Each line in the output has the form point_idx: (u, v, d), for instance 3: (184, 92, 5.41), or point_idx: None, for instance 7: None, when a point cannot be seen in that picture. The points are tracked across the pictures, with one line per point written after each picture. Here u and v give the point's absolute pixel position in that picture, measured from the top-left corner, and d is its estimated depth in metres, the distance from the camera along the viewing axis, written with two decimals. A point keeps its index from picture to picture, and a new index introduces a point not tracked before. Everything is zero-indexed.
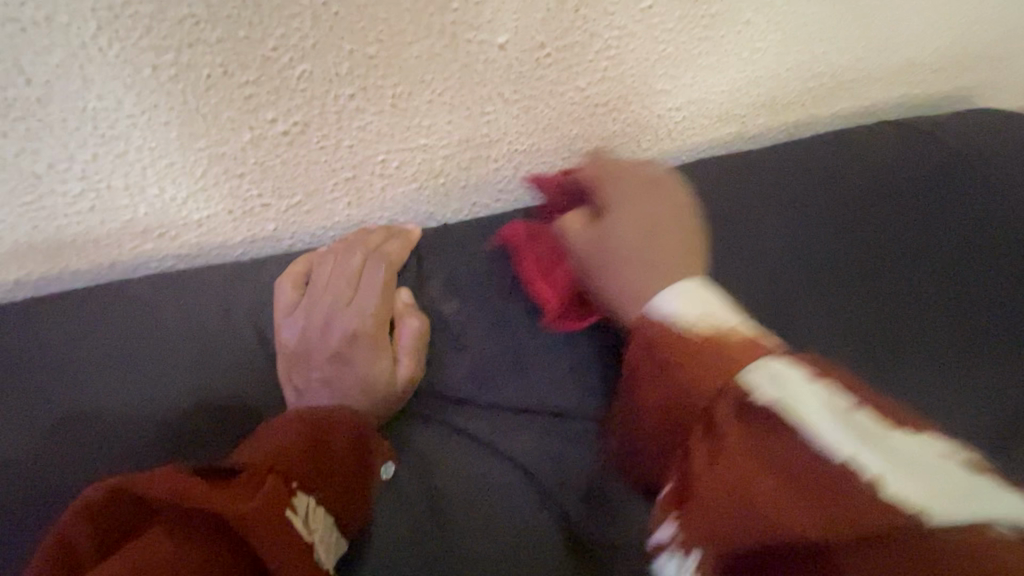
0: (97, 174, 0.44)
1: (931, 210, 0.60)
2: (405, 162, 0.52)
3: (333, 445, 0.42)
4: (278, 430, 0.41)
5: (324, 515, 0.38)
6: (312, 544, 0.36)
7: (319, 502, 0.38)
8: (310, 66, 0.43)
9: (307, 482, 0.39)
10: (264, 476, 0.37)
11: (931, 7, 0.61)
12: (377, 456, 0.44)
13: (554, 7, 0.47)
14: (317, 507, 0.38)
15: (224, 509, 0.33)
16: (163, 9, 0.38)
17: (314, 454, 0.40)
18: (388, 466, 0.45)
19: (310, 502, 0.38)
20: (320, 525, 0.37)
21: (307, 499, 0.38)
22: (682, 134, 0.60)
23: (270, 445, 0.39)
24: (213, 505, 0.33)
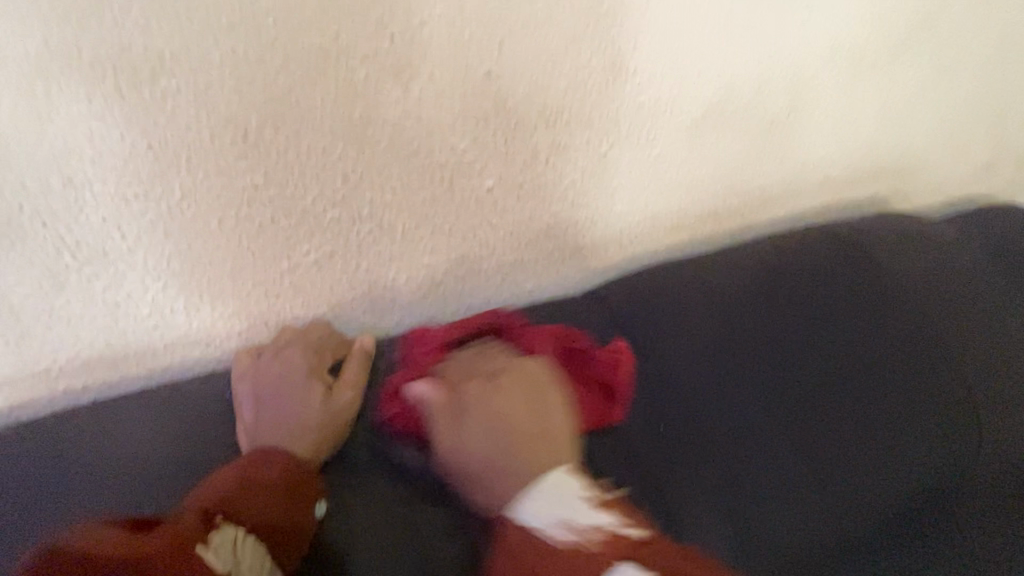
0: (162, 300, 0.54)
1: (860, 301, 0.70)
2: (411, 277, 0.63)
3: (261, 483, 0.48)
4: (206, 485, 0.48)
5: (253, 548, 0.45)
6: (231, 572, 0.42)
7: (245, 535, 0.45)
8: (339, 211, 0.55)
9: (230, 520, 0.45)
10: (188, 517, 0.44)
11: (837, 137, 0.75)
12: (313, 495, 0.50)
13: (529, 157, 0.60)
14: (242, 540, 0.44)
15: (135, 549, 0.38)
16: (230, 180, 0.50)
17: (242, 494, 0.47)
18: (325, 504, 0.51)
19: (238, 535, 0.44)
20: (248, 554, 0.44)
21: (231, 532, 0.44)
22: (641, 242, 0.72)
23: (197, 497, 0.46)
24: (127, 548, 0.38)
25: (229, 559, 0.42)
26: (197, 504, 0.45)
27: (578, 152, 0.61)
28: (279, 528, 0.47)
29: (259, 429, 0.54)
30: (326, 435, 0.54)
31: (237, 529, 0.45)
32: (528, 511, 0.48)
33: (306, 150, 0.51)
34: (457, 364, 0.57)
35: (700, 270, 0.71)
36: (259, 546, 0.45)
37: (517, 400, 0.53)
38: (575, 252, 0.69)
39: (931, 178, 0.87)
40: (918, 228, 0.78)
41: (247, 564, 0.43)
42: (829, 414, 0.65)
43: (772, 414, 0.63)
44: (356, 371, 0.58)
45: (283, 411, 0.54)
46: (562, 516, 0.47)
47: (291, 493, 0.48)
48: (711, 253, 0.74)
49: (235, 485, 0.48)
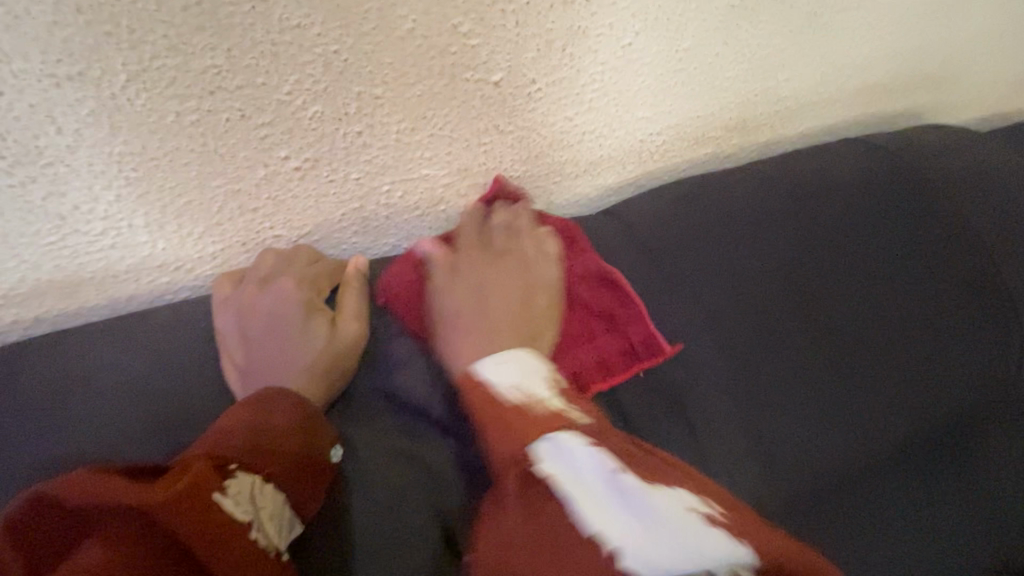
0: (118, 213, 0.46)
1: (896, 217, 0.64)
2: (407, 192, 0.55)
3: (275, 424, 0.43)
4: (218, 422, 0.42)
5: (272, 494, 0.40)
6: (252, 522, 0.36)
7: (265, 481, 0.40)
8: (322, 107, 0.47)
9: (247, 464, 0.40)
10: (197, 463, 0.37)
11: (880, 34, 0.67)
12: (326, 438, 0.45)
13: (543, 47, 0.51)
14: (263, 487, 0.39)
15: (138, 500, 0.33)
16: (188, 62, 0.41)
17: (258, 437, 0.42)
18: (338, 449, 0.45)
19: (256, 482, 0.39)
20: (269, 501, 0.39)
21: (251, 478, 0.39)
22: (662, 155, 0.65)
23: (210, 435, 0.41)
24: (128, 501, 0.33)
25: (250, 508, 0.37)
26: (210, 443, 0.40)
27: (598, 42, 0.53)
28: (295, 478, 0.42)
29: (249, 366, 0.48)
30: (327, 374, 0.48)
31: (252, 475, 0.39)
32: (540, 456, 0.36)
33: (278, 25, 0.42)
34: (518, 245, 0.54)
35: (726, 187, 0.64)
36: (279, 493, 0.40)
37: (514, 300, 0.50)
38: (590, 166, 0.62)
39: (971, 88, 0.79)
40: (956, 142, 0.72)
41: (269, 512, 0.38)
42: (860, 333, 0.61)
43: (803, 337, 0.59)
44: (356, 302, 0.51)
45: (280, 351, 0.48)
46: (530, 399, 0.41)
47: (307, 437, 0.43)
48: (737, 168, 0.67)
49: (245, 429, 0.41)
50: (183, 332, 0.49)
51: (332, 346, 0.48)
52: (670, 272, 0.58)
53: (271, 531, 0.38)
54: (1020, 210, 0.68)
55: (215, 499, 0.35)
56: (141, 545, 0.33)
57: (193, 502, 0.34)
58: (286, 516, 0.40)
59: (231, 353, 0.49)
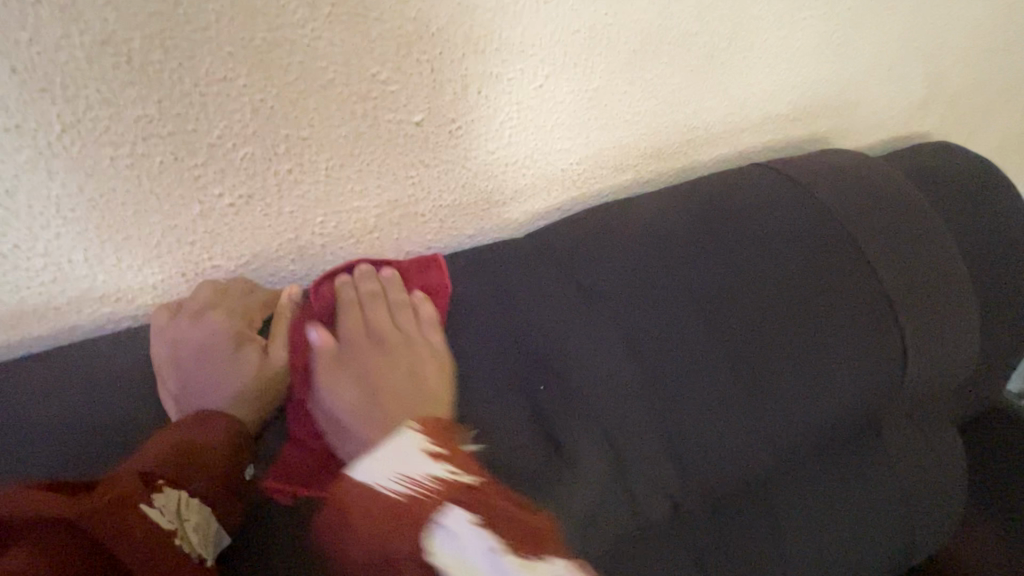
0: (58, 250, 0.49)
1: (795, 234, 0.71)
2: (340, 223, 0.59)
3: (210, 444, 0.46)
4: (154, 441, 0.45)
5: (198, 508, 0.42)
6: (175, 531, 0.39)
7: (193, 496, 0.43)
8: (252, 149, 0.51)
9: (178, 479, 0.43)
10: (125, 478, 0.39)
11: (778, 69, 0.74)
12: None
13: (460, 90, 0.56)
14: (191, 501, 0.42)
15: (66, 508, 0.36)
16: (119, 112, 0.45)
17: (191, 455, 0.45)
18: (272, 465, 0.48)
19: (181, 496, 0.42)
20: (193, 515, 0.42)
21: (179, 494, 0.42)
22: (584, 182, 0.70)
23: (146, 453, 0.44)
24: (57, 508, 0.36)
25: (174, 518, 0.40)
26: (144, 460, 0.43)
27: (512, 84, 0.58)
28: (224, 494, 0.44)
29: (184, 393, 0.50)
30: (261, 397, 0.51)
31: (178, 491, 0.42)
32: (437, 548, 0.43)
33: (205, 78, 0.46)
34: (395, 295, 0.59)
35: (644, 211, 0.70)
36: (204, 507, 0.43)
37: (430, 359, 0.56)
38: (516, 193, 0.67)
39: (872, 113, 0.87)
40: (853, 165, 0.79)
41: (194, 525, 0.41)
42: (761, 352, 0.65)
43: (706, 353, 0.64)
44: (289, 327, 0.55)
45: (214, 376, 0.51)
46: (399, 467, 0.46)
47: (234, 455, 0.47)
48: (655, 192, 0.73)
49: (177, 449, 0.44)
50: (122, 359, 0.52)
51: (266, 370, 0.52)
52: (589, 291, 0.63)
53: (195, 543, 0.41)
54: (909, 226, 0.75)
55: (141, 508, 0.38)
56: (63, 553, 0.35)
57: (115, 513, 0.37)
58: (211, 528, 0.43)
59: (166, 379, 0.51)
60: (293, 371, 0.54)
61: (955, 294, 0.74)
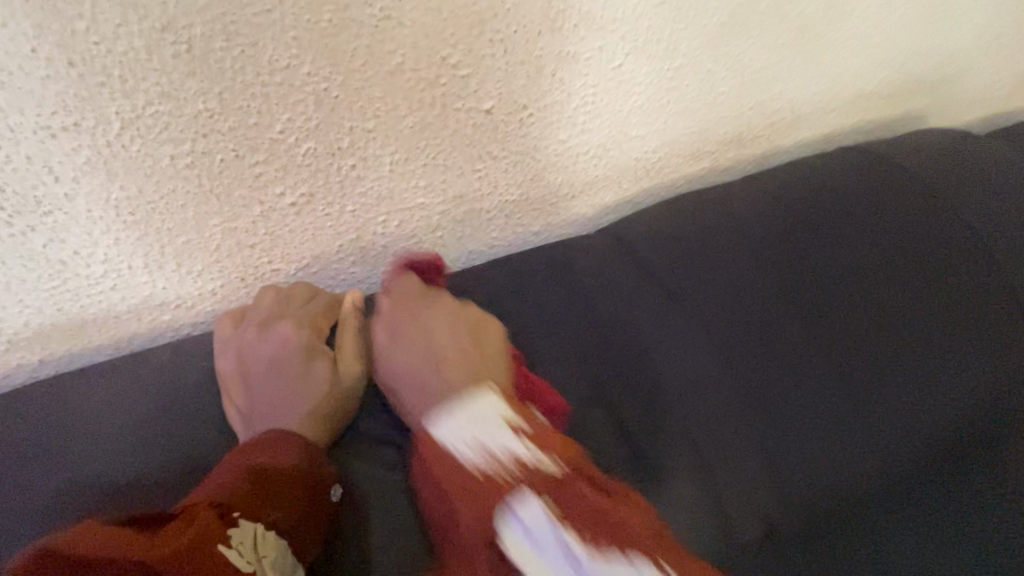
0: (118, 256, 0.47)
1: (897, 225, 0.63)
2: (404, 221, 0.55)
3: (279, 470, 0.43)
4: (223, 466, 0.42)
5: (275, 541, 0.39)
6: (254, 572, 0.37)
7: (268, 527, 0.40)
8: (315, 143, 0.47)
9: (251, 510, 0.40)
10: (199, 516, 0.37)
11: (876, 41, 0.67)
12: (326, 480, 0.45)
13: (533, 73, 0.51)
14: (266, 534, 0.39)
15: (144, 553, 0.34)
16: (180, 107, 0.42)
17: (259, 483, 0.42)
18: (338, 489, 0.45)
19: (256, 530, 0.39)
20: (270, 550, 0.39)
21: (254, 526, 0.39)
22: (658, 173, 0.64)
23: (215, 481, 0.41)
24: (134, 552, 0.33)
25: (251, 560, 0.37)
26: (214, 490, 0.40)
27: (589, 65, 0.53)
28: (297, 523, 0.42)
29: (249, 408, 0.47)
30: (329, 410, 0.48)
31: (253, 523, 0.39)
32: (505, 531, 0.39)
33: (268, 66, 0.42)
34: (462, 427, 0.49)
35: (723, 202, 0.64)
36: (281, 540, 0.40)
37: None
38: (586, 186, 0.61)
39: (973, 87, 0.78)
40: (957, 146, 0.71)
41: (271, 560, 0.38)
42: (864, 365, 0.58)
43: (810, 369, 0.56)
44: (351, 336, 0.52)
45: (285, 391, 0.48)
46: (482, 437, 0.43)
47: (316, 472, 0.44)
48: (735, 181, 0.66)
49: (246, 477, 0.42)
50: (184, 369, 0.49)
51: (333, 382, 0.48)
52: (673, 292, 0.57)
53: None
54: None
55: (218, 552, 0.36)
56: None
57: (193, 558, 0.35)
58: (287, 562, 0.39)
59: (230, 395, 0.48)
60: (363, 387, 0.51)
61: None
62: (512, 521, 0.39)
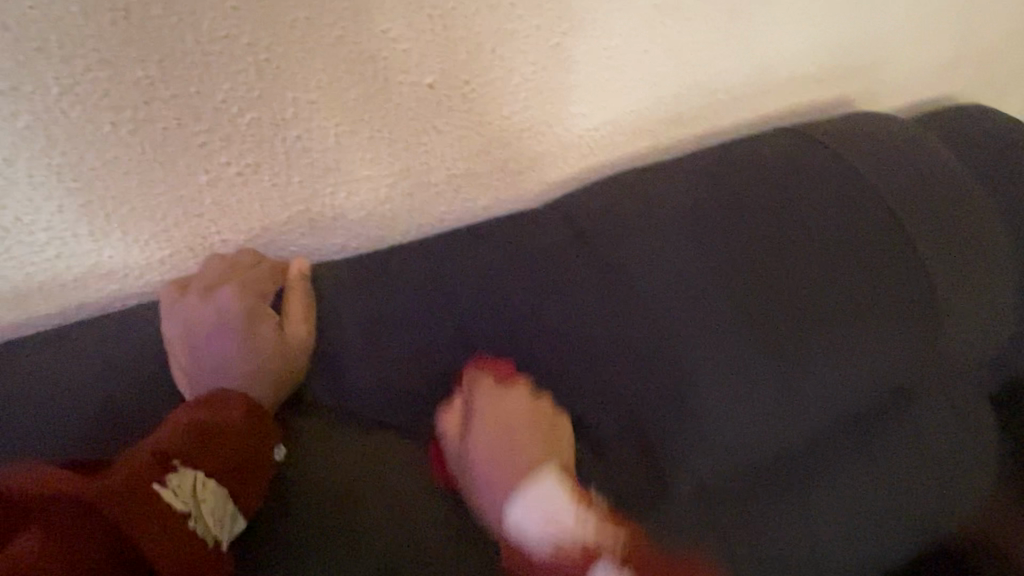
0: (62, 224, 0.47)
1: (823, 201, 0.68)
2: (352, 192, 0.57)
3: (222, 424, 0.44)
4: (171, 418, 0.44)
5: (216, 488, 0.41)
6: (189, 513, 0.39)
7: (208, 476, 0.42)
8: (258, 113, 0.48)
9: (192, 459, 0.42)
10: (139, 460, 0.40)
11: (804, 27, 0.71)
12: (271, 436, 0.46)
13: (473, 48, 0.54)
14: (206, 482, 0.41)
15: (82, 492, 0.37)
16: (119, 74, 0.43)
17: (202, 435, 0.43)
18: (283, 447, 0.47)
19: (197, 478, 0.41)
20: (210, 496, 0.41)
21: (194, 473, 0.41)
22: (601, 150, 0.67)
23: (160, 432, 0.43)
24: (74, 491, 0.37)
25: (190, 502, 0.39)
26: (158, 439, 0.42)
27: (528, 42, 0.56)
28: (239, 475, 0.43)
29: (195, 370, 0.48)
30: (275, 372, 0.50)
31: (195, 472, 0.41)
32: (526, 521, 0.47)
33: (207, 35, 0.44)
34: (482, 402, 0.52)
35: (662, 178, 0.67)
36: (222, 488, 0.42)
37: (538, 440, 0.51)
38: (531, 162, 0.64)
39: (899, 74, 0.83)
40: (881, 128, 0.76)
41: (209, 506, 0.40)
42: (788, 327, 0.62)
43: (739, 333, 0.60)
44: (298, 303, 0.53)
45: (232, 353, 0.49)
46: (547, 513, 0.47)
47: (262, 429, 0.46)
48: (675, 159, 0.70)
49: (190, 429, 0.43)
50: (132, 336, 0.50)
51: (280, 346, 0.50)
52: (611, 262, 0.61)
53: (210, 524, 0.40)
54: (941, 191, 0.72)
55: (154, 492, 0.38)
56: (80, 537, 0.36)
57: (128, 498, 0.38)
58: (227, 508, 0.41)
59: (175, 360, 0.49)
60: (308, 351, 0.52)
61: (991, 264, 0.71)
62: (529, 499, 0.47)
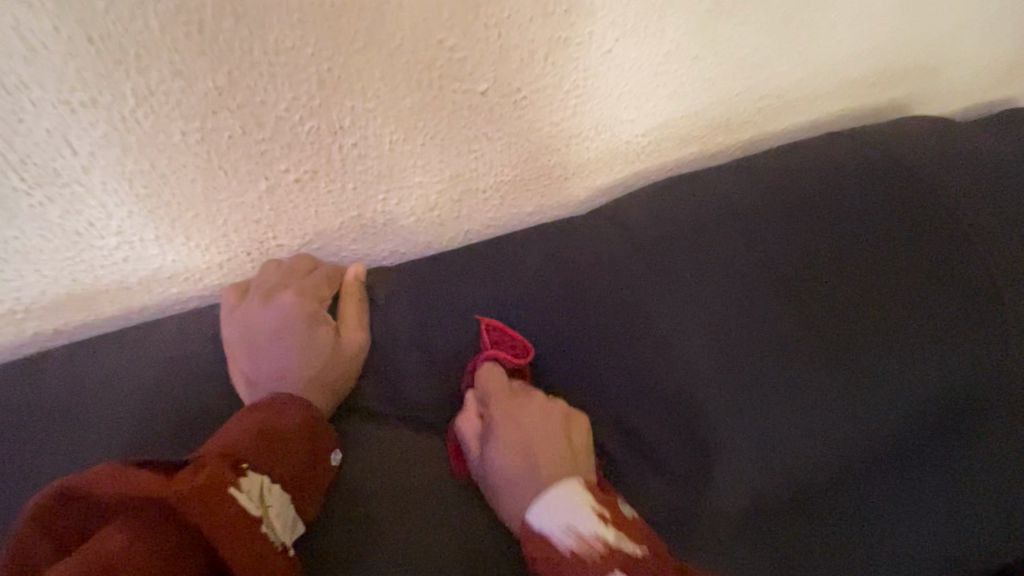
0: (130, 229, 0.49)
1: (883, 209, 0.65)
2: (402, 199, 0.57)
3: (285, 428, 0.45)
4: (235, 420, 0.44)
5: (280, 494, 0.42)
6: (261, 519, 0.39)
7: (274, 481, 0.42)
8: (318, 122, 0.49)
9: (259, 463, 0.42)
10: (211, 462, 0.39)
11: (859, 29, 0.69)
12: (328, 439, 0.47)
13: (526, 56, 0.53)
14: (272, 487, 0.42)
15: (160, 493, 0.37)
16: (191, 85, 0.44)
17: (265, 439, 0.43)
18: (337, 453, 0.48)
19: (264, 482, 0.41)
20: (276, 501, 0.41)
21: (260, 478, 0.41)
22: (648, 156, 0.67)
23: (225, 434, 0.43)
24: (153, 491, 0.37)
25: (259, 506, 0.40)
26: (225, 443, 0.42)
27: (580, 49, 0.55)
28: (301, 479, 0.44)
29: (255, 375, 0.50)
30: (331, 376, 0.50)
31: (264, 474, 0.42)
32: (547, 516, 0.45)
33: (274, 47, 0.45)
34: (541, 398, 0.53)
35: (710, 184, 0.66)
36: (287, 493, 0.42)
37: (557, 443, 0.49)
38: (578, 168, 0.64)
39: (958, 77, 0.80)
40: (939, 132, 0.73)
41: (276, 511, 0.41)
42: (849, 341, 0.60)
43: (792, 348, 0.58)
44: (351, 310, 0.54)
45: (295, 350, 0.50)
46: (573, 523, 0.44)
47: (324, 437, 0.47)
48: (723, 165, 0.69)
49: (254, 434, 0.43)
50: (193, 338, 0.52)
51: (334, 351, 0.51)
52: (662, 271, 0.59)
53: (277, 530, 0.40)
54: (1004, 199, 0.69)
55: (229, 495, 0.38)
56: (160, 536, 0.37)
57: (204, 500, 0.37)
58: (291, 515, 0.42)
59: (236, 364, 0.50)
60: (362, 358, 0.53)
61: None
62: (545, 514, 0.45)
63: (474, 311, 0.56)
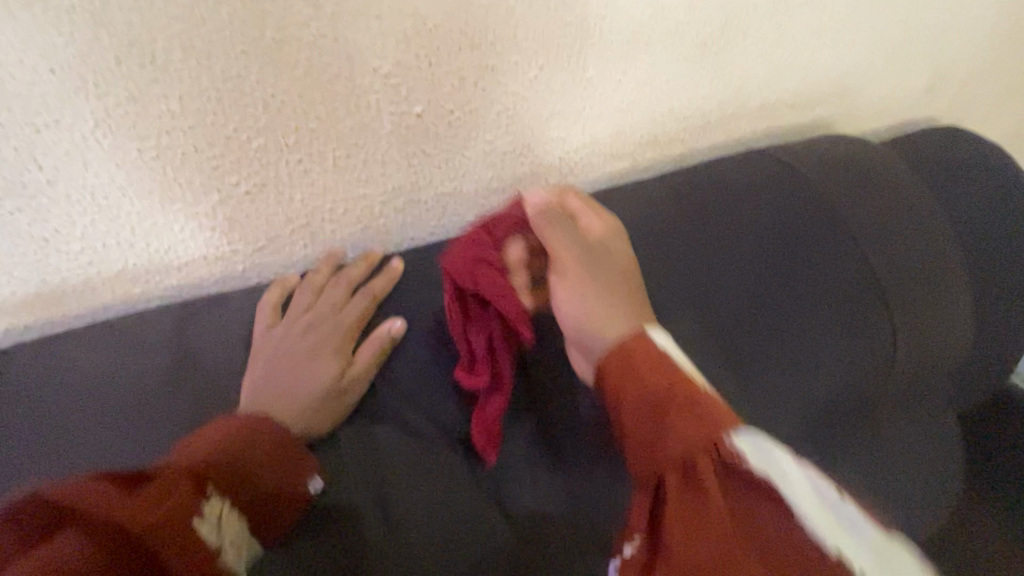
0: (93, 235, 0.54)
1: (794, 222, 0.71)
2: (348, 209, 0.63)
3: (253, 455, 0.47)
4: (210, 434, 0.46)
5: (235, 524, 0.43)
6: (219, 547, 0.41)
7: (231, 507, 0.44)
8: (264, 140, 0.55)
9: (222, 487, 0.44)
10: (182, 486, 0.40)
11: (775, 56, 0.75)
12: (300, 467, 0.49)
13: (457, 81, 0.59)
14: (229, 517, 0.43)
15: (132, 512, 0.36)
16: (145, 108, 0.49)
17: (233, 463, 0.45)
18: (315, 483, 0.50)
19: (224, 510, 0.43)
20: (229, 531, 0.43)
21: (220, 505, 0.43)
22: (581, 170, 0.73)
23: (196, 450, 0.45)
24: (122, 509, 0.36)
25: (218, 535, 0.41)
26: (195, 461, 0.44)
27: (507, 75, 0.61)
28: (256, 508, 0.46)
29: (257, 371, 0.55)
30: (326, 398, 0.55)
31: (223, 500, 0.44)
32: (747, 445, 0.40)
33: (221, 75, 0.50)
34: (519, 213, 0.59)
35: (637, 195, 0.72)
36: (241, 523, 0.44)
37: (624, 302, 0.52)
38: (515, 181, 0.70)
39: (876, 98, 0.87)
40: (852, 149, 0.80)
41: (229, 540, 0.42)
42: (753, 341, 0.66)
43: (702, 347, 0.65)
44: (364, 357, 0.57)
45: (301, 371, 0.55)
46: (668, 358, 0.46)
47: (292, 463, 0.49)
48: (650, 178, 0.75)
49: (224, 455, 0.45)
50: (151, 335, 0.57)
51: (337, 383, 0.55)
52: None
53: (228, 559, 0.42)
54: (906, 213, 0.75)
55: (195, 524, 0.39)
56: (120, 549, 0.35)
57: (176, 525, 0.38)
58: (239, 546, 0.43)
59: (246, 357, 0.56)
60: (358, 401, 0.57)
61: (949, 282, 0.75)
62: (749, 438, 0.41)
63: (412, 311, 0.62)
